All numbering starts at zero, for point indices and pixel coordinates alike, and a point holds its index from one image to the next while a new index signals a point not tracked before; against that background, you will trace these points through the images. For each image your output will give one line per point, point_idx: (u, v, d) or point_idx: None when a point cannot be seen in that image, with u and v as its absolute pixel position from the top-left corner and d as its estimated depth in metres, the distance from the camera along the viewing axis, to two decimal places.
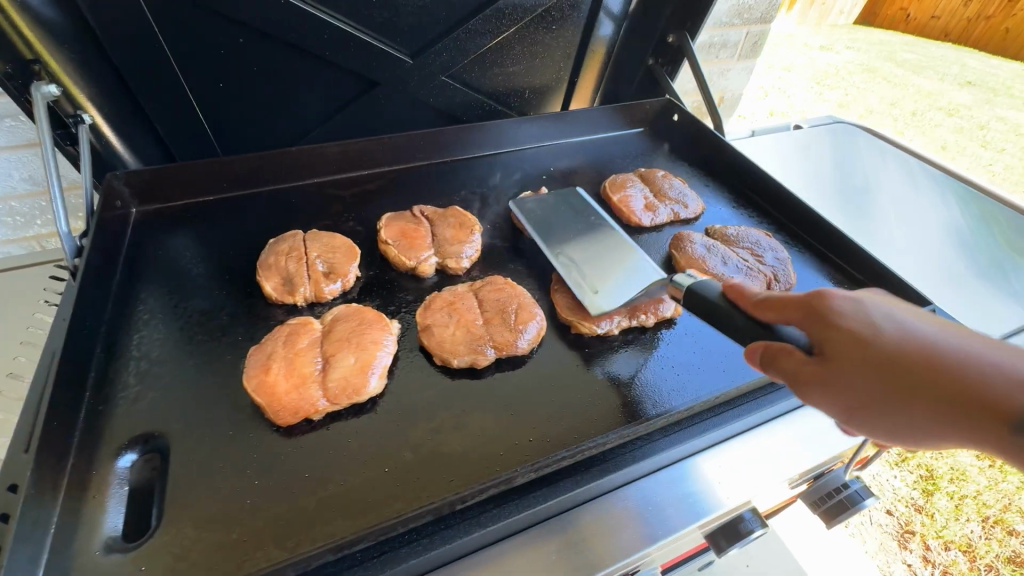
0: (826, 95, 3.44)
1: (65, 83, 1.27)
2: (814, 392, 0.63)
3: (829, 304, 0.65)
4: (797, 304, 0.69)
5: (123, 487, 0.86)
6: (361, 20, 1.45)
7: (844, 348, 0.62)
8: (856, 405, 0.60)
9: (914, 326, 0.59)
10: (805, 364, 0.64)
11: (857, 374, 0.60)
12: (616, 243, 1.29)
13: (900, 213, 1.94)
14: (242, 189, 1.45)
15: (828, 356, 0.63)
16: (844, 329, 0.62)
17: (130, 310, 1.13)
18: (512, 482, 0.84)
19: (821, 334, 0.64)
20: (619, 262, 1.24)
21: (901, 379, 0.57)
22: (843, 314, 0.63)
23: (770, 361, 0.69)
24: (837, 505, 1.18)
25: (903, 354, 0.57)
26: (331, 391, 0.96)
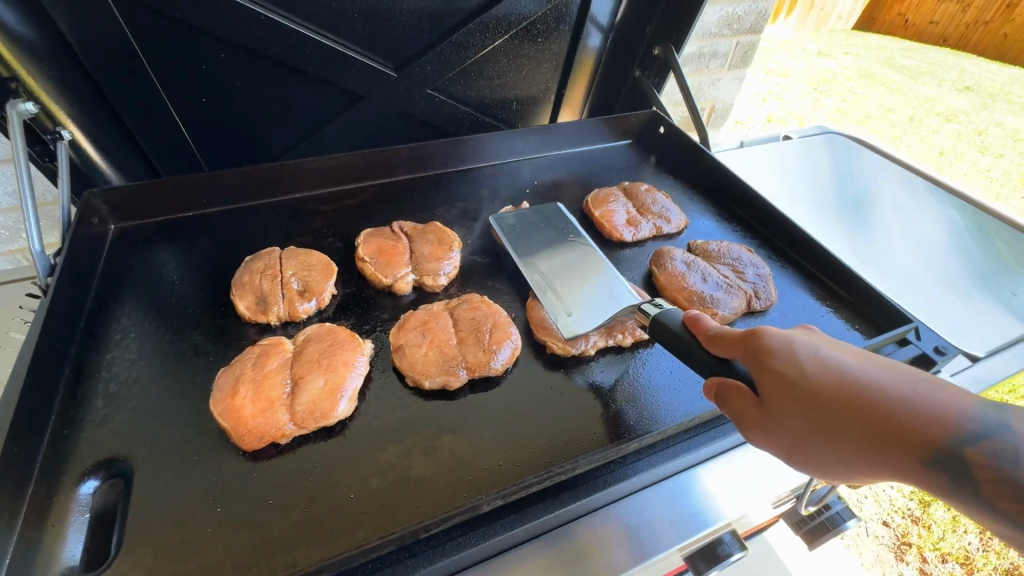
0: (823, 101, 3.66)
1: (43, 100, 1.25)
2: (757, 433, 0.69)
3: (762, 345, 0.69)
4: (737, 343, 0.73)
5: (85, 514, 0.85)
6: (343, 34, 1.44)
7: (776, 390, 0.66)
8: (793, 444, 0.66)
9: (837, 363, 0.62)
10: (747, 406, 0.70)
11: (790, 416, 0.65)
12: (592, 261, 1.27)
13: (887, 225, 1.92)
14: (221, 205, 1.44)
15: (765, 399, 0.68)
16: (775, 371, 0.67)
17: (102, 329, 1.12)
18: (477, 509, 0.82)
19: (758, 377, 0.69)
20: (593, 281, 1.21)
21: (825, 420, 0.61)
22: (774, 354, 0.67)
23: (721, 401, 0.74)
24: (818, 526, 1.17)
25: (825, 396, 0.61)
26: (298, 415, 0.95)
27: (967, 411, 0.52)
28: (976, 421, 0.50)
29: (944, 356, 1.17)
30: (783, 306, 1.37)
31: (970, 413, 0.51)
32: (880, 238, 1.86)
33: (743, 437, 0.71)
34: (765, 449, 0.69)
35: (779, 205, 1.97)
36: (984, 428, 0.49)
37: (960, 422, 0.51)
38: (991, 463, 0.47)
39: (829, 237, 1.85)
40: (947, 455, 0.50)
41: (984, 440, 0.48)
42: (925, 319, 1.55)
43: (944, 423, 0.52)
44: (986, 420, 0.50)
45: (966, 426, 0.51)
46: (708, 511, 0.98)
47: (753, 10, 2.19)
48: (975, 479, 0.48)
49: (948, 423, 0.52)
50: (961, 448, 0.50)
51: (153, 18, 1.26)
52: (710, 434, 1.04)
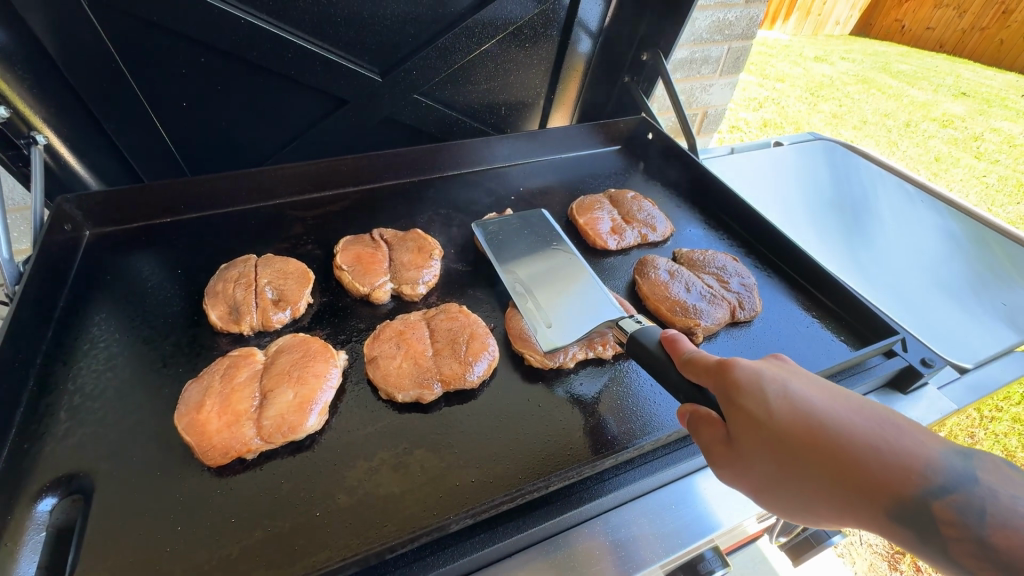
0: (820, 106, 3.64)
1: (18, 106, 1.23)
2: (726, 469, 0.67)
3: (731, 379, 0.66)
4: (707, 374, 0.70)
5: (40, 533, 0.81)
6: (326, 38, 1.41)
7: (745, 428, 0.64)
8: (761, 484, 0.64)
9: (806, 403, 0.60)
10: (716, 441, 0.68)
11: (758, 456, 0.63)
12: (572, 270, 1.25)
13: (879, 233, 1.90)
14: (200, 211, 1.42)
15: (734, 437, 0.65)
16: (744, 408, 0.64)
17: (70, 337, 1.09)
18: (446, 528, 0.80)
19: (727, 412, 0.66)
20: (574, 291, 1.19)
21: (794, 462, 0.59)
22: (743, 390, 0.65)
23: (693, 431, 0.72)
24: (802, 543, 1.16)
25: (793, 439, 0.59)
26: (265, 429, 0.93)
27: (934, 460, 0.51)
28: (943, 473, 0.49)
29: (930, 369, 1.15)
30: (768, 316, 1.35)
31: (936, 462, 0.50)
32: (871, 246, 1.84)
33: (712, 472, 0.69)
34: (734, 485, 0.68)
35: (769, 211, 1.96)
36: (951, 481, 0.48)
37: (927, 473, 0.50)
38: (957, 519, 0.47)
39: (820, 245, 1.83)
40: (913, 509, 0.49)
41: (951, 496, 0.48)
42: (911, 329, 1.53)
43: (912, 474, 0.51)
44: (952, 471, 0.49)
45: (933, 478, 0.49)
46: (688, 529, 0.95)
47: (745, 16, 2.19)
48: (942, 536, 0.48)
49: (915, 474, 0.50)
50: (928, 502, 0.49)
51: (130, 22, 1.23)
52: (690, 450, 1.02)
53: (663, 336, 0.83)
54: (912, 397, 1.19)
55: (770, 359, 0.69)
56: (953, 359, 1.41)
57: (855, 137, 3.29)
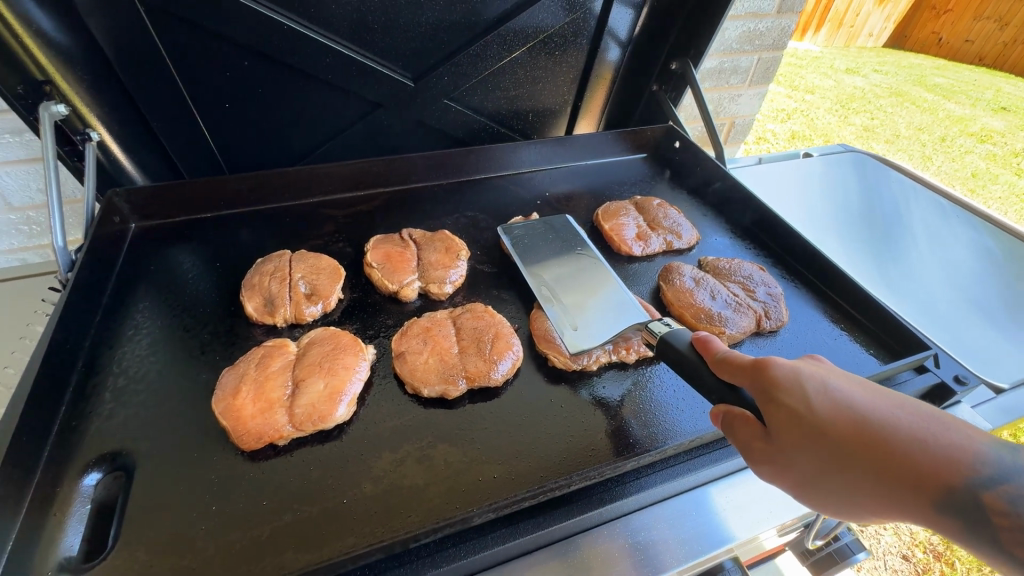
0: (851, 120, 3.70)
1: (76, 104, 1.31)
2: (765, 467, 0.67)
3: (769, 376, 0.66)
4: (743, 372, 0.71)
5: (85, 505, 0.86)
6: (363, 44, 1.46)
7: (784, 425, 0.64)
8: (801, 481, 0.64)
9: (847, 399, 0.60)
10: (754, 438, 0.68)
11: (799, 452, 0.63)
12: (598, 274, 1.26)
13: (915, 250, 1.84)
14: (238, 207, 1.48)
15: (773, 434, 0.66)
16: (784, 405, 0.64)
17: (117, 322, 1.15)
18: (468, 521, 0.81)
19: (765, 410, 0.67)
20: (599, 295, 1.20)
21: (836, 457, 0.59)
22: (781, 387, 0.65)
23: (729, 430, 0.73)
24: (825, 558, 1.11)
25: (835, 434, 0.59)
26: (297, 417, 0.96)
27: (982, 453, 0.50)
28: (992, 465, 0.49)
29: (964, 386, 1.11)
30: (793, 327, 1.34)
31: (984, 455, 0.50)
32: (903, 262, 1.80)
33: (750, 469, 0.70)
34: (771, 482, 0.68)
35: (797, 222, 1.94)
36: (1001, 472, 0.48)
37: (976, 464, 0.50)
38: (1008, 509, 0.46)
39: (850, 261, 1.80)
40: (962, 498, 0.49)
41: (1002, 486, 0.47)
42: (944, 347, 1.49)
43: (960, 466, 0.51)
44: (1002, 463, 0.49)
45: (982, 469, 0.49)
46: (707, 537, 0.95)
47: (776, 26, 2.17)
48: (993, 526, 0.47)
49: (963, 466, 0.50)
50: (978, 493, 0.48)
51: (180, 27, 1.29)
52: (712, 457, 1.01)
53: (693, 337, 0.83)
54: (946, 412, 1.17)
55: (807, 359, 0.69)
56: (989, 379, 1.37)
57: (887, 151, 3.29)
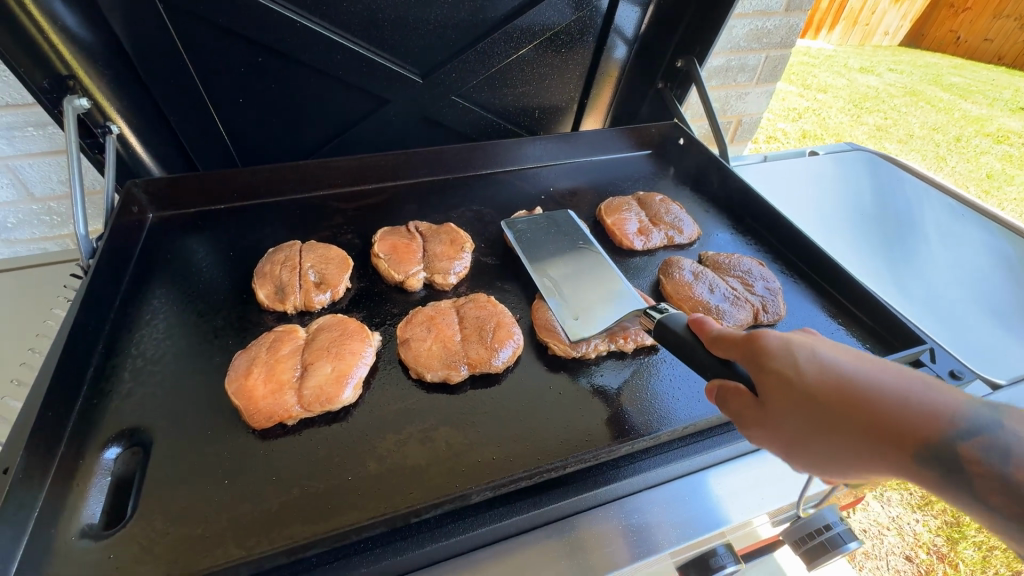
0: (864, 118, 3.60)
1: (97, 98, 1.36)
2: (758, 433, 0.71)
3: (760, 347, 0.70)
4: (736, 345, 0.74)
5: (105, 478, 0.91)
6: (373, 41, 1.50)
7: (775, 391, 0.67)
8: (792, 444, 0.67)
9: (833, 365, 0.63)
10: (746, 407, 0.72)
11: (789, 417, 0.66)
12: (600, 267, 1.29)
13: (925, 250, 1.85)
14: (250, 199, 1.53)
15: (765, 401, 0.69)
16: (774, 372, 0.67)
17: (135, 306, 1.20)
18: (467, 499, 0.85)
19: (757, 379, 0.70)
20: (602, 287, 1.23)
21: (824, 419, 0.61)
22: (772, 356, 0.68)
23: (723, 402, 0.76)
24: (817, 547, 1.13)
25: (822, 397, 0.62)
26: (305, 398, 1.00)
27: (960, 409, 0.52)
28: (968, 420, 0.51)
29: (959, 381, 1.11)
30: (791, 321, 1.36)
31: (961, 410, 0.52)
32: (914, 263, 1.80)
33: (745, 437, 0.73)
34: (766, 447, 0.71)
35: (800, 219, 1.95)
36: (976, 425, 0.50)
37: (953, 419, 0.52)
38: (982, 458, 0.48)
39: (861, 262, 1.80)
40: (939, 450, 0.51)
41: (976, 438, 0.49)
42: (944, 342, 1.52)
43: (937, 421, 0.53)
44: (977, 417, 0.51)
45: (958, 424, 0.51)
46: (700, 522, 0.98)
47: (784, 24, 2.18)
48: (968, 475, 0.49)
49: (941, 421, 0.52)
50: (953, 445, 0.50)
51: (196, 23, 1.34)
52: (705, 445, 1.04)
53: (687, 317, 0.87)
54: None
55: (799, 332, 0.72)
56: (986, 375, 1.40)
57: (901, 151, 3.27)
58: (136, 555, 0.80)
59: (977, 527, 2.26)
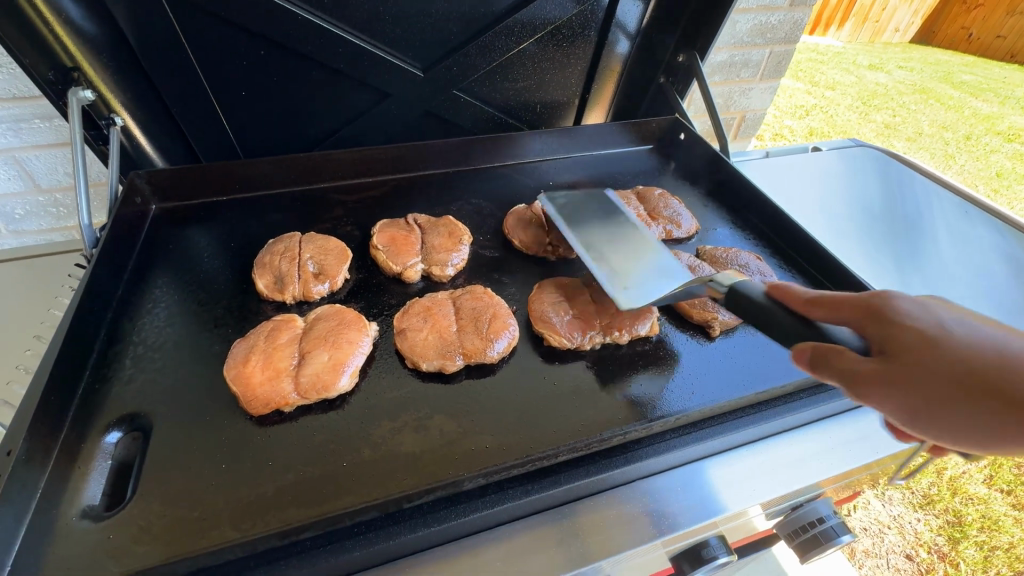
0: (872, 116, 3.56)
1: (101, 90, 1.38)
2: (871, 393, 0.65)
3: (891, 309, 0.68)
4: (857, 308, 0.72)
5: (106, 461, 0.93)
6: (373, 34, 1.51)
7: (904, 350, 0.64)
8: (913, 406, 0.62)
9: (976, 333, 0.61)
10: (859, 365, 0.67)
11: (915, 376, 0.62)
12: (642, 241, 1.31)
13: (930, 248, 1.86)
14: (251, 191, 1.54)
15: (887, 359, 0.65)
16: (905, 333, 0.65)
17: (138, 295, 1.22)
18: (459, 485, 0.88)
19: (881, 339, 0.68)
20: (647, 260, 1.25)
21: (964, 381, 0.58)
22: (904, 317, 0.67)
23: (822, 360, 0.72)
24: (811, 540, 1.14)
25: (965, 359, 0.59)
26: (302, 385, 1.01)
27: None
28: None
29: None
30: None
31: None
32: (922, 261, 1.81)
33: (851, 397, 0.67)
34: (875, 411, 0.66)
35: (802, 215, 1.95)
36: None
37: None
38: None
39: (870, 261, 1.79)
40: None
41: None
42: None
43: None
44: None
45: None
46: (693, 512, 0.97)
47: (788, 19, 2.17)
48: None
49: None
50: None
51: (198, 16, 1.35)
52: (698, 436, 1.04)
53: (773, 288, 0.88)
54: None
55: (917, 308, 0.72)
56: None
57: (908, 149, 3.24)
58: (135, 536, 0.82)
59: (980, 527, 2.21)
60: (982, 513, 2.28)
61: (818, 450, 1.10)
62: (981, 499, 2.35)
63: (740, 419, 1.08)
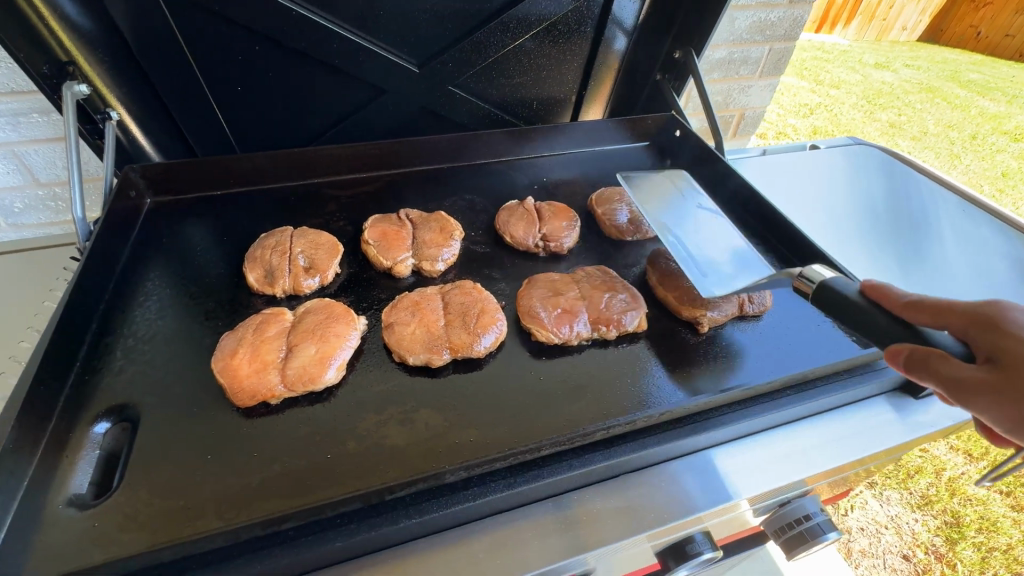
0: (877, 114, 3.52)
1: (97, 85, 1.40)
2: (976, 398, 0.64)
3: (1003, 321, 0.68)
4: (960, 316, 0.71)
5: (94, 451, 0.94)
6: (368, 30, 1.51)
7: (1019, 361, 0.64)
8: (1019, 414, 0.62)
9: None
10: (967, 371, 0.66)
11: None
12: (721, 233, 1.39)
13: (930, 247, 1.86)
14: (245, 185, 1.55)
15: (999, 370, 0.65)
16: (1018, 344, 0.65)
17: (130, 288, 1.23)
18: (441, 478, 0.88)
19: (992, 349, 0.67)
20: (726, 252, 1.33)
21: None
22: (1016, 331, 0.66)
23: (925, 362, 0.70)
24: (796, 536, 1.14)
25: None
26: (289, 378, 1.02)
27: None
28: None
29: None
30: (778, 312, 1.35)
31: None
32: (923, 261, 1.80)
33: (954, 401, 0.66)
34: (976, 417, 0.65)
35: (799, 213, 1.94)
36: None
37: None
38: None
39: (873, 262, 1.78)
40: None
41: None
42: None
43: None
44: None
45: None
46: (676, 507, 0.97)
47: (788, 16, 2.15)
48: None
49: None
50: None
51: (193, 11, 1.35)
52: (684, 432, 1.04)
53: (866, 285, 0.85)
54: (923, 403, 1.19)
55: None
56: None
57: (913, 149, 3.22)
58: (120, 524, 0.83)
59: (978, 528, 2.23)
60: (980, 514, 2.27)
61: (804, 447, 1.09)
62: (980, 500, 2.33)
63: (727, 416, 1.07)
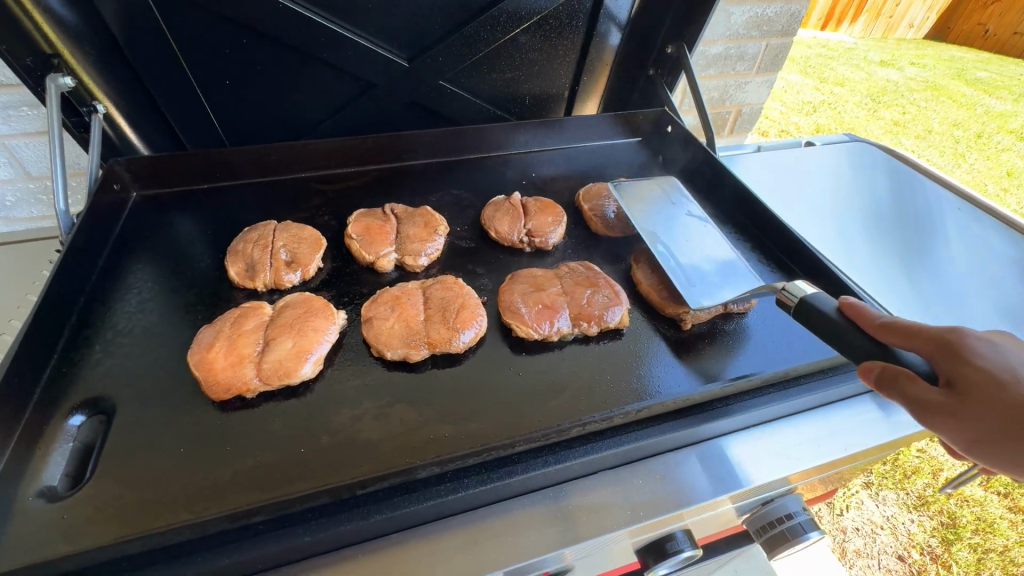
0: (881, 113, 3.53)
1: (85, 81, 1.39)
2: (934, 421, 0.63)
3: (963, 345, 0.65)
4: (925, 339, 0.69)
5: (68, 443, 0.93)
6: (355, 23, 1.50)
7: (976, 386, 0.61)
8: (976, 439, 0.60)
9: None
10: (928, 394, 0.64)
11: (987, 413, 0.59)
12: (711, 242, 1.37)
13: (927, 246, 1.84)
14: (231, 179, 1.55)
15: (958, 393, 0.62)
16: (977, 369, 0.62)
17: (112, 281, 1.23)
18: (412, 473, 0.87)
19: (952, 372, 0.64)
20: (715, 261, 1.32)
21: None
22: (976, 355, 0.63)
23: (889, 382, 0.68)
24: (777, 536, 1.13)
25: None
26: (264, 371, 1.02)
27: None
28: None
29: None
30: (764, 309, 1.34)
31: None
32: (921, 259, 1.78)
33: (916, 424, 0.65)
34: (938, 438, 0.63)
35: (794, 211, 1.92)
36: None
37: None
38: None
39: (871, 261, 1.75)
40: None
41: None
42: None
43: None
44: None
45: None
46: (652, 505, 0.96)
47: (785, 12, 2.13)
48: None
49: None
50: None
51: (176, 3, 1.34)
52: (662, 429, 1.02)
53: (842, 301, 0.82)
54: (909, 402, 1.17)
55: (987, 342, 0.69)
56: None
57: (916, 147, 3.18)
58: (89, 516, 0.83)
59: (974, 529, 2.21)
60: (977, 515, 2.25)
61: (784, 446, 1.07)
62: (977, 501, 2.31)
63: (706, 414, 1.05)
